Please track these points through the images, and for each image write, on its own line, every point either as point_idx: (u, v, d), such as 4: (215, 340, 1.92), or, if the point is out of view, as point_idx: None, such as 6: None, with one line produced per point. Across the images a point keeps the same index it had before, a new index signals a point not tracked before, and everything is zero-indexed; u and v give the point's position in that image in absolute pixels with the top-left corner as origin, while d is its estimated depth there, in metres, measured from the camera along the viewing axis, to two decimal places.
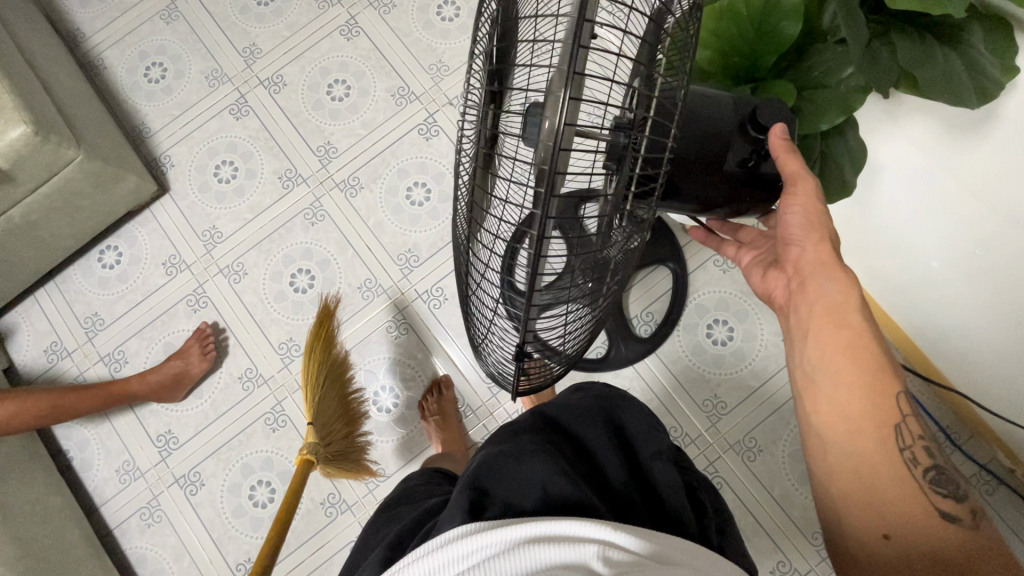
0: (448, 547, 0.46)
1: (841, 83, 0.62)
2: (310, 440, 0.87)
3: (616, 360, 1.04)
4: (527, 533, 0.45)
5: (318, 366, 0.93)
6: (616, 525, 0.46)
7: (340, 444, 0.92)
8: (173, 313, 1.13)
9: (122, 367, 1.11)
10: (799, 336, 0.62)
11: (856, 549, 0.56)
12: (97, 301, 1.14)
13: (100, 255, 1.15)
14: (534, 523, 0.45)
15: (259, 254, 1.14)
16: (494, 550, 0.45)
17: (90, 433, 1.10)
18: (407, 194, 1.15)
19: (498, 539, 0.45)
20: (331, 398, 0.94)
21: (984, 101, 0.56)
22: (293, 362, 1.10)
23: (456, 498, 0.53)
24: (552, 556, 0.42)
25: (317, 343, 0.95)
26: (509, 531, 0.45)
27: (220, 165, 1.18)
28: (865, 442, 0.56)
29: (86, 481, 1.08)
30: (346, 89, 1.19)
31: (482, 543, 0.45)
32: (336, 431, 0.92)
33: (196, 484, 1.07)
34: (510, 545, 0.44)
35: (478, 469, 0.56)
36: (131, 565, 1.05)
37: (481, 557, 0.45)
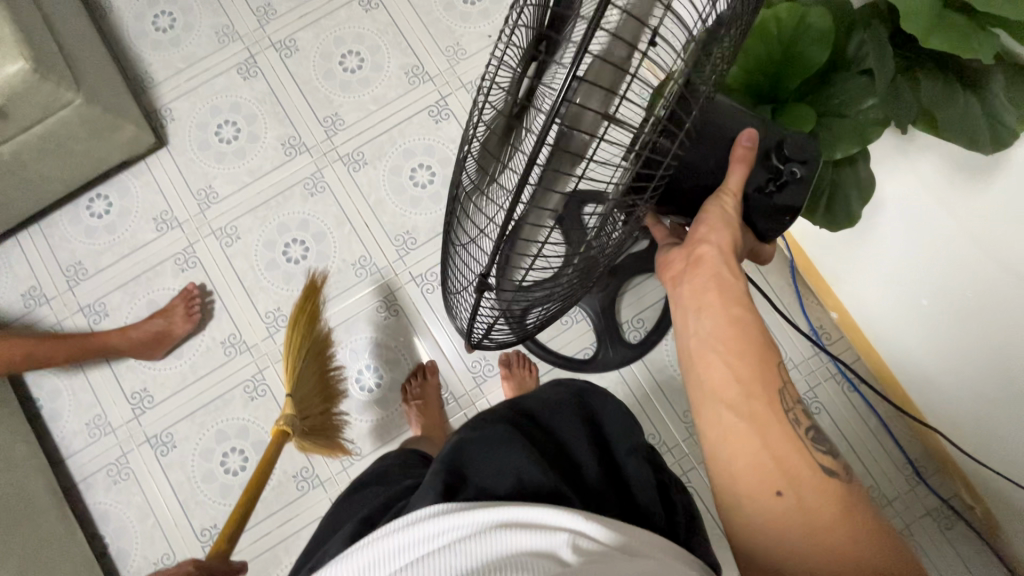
0: (422, 523, 0.46)
1: (858, 115, 0.63)
2: (287, 413, 0.86)
3: (603, 363, 1.04)
4: (499, 517, 0.45)
5: (300, 338, 0.92)
6: (587, 517, 0.46)
7: (316, 419, 0.92)
8: (159, 271, 1.10)
9: (101, 320, 1.09)
10: (692, 308, 0.54)
11: (756, 522, 0.48)
12: (81, 250, 1.11)
13: (89, 203, 1.12)
14: (507, 508, 0.45)
15: (254, 219, 1.12)
16: (467, 530, 0.44)
17: (63, 383, 1.07)
18: (410, 175, 1.14)
19: (466, 520, 0.45)
20: (311, 367, 0.94)
21: (997, 147, 0.57)
22: (279, 333, 1.09)
23: (430, 479, 0.53)
24: (522, 541, 0.43)
25: (300, 316, 0.93)
26: (478, 514, 0.45)
27: (222, 125, 1.15)
28: (756, 407, 0.49)
29: (54, 432, 1.06)
30: (359, 61, 1.17)
31: (455, 523, 0.45)
32: (313, 405, 0.92)
33: (167, 445, 1.06)
34: (483, 527, 0.44)
35: (456, 454, 0.56)
36: (92, 521, 1.03)
37: (453, 534, 0.45)
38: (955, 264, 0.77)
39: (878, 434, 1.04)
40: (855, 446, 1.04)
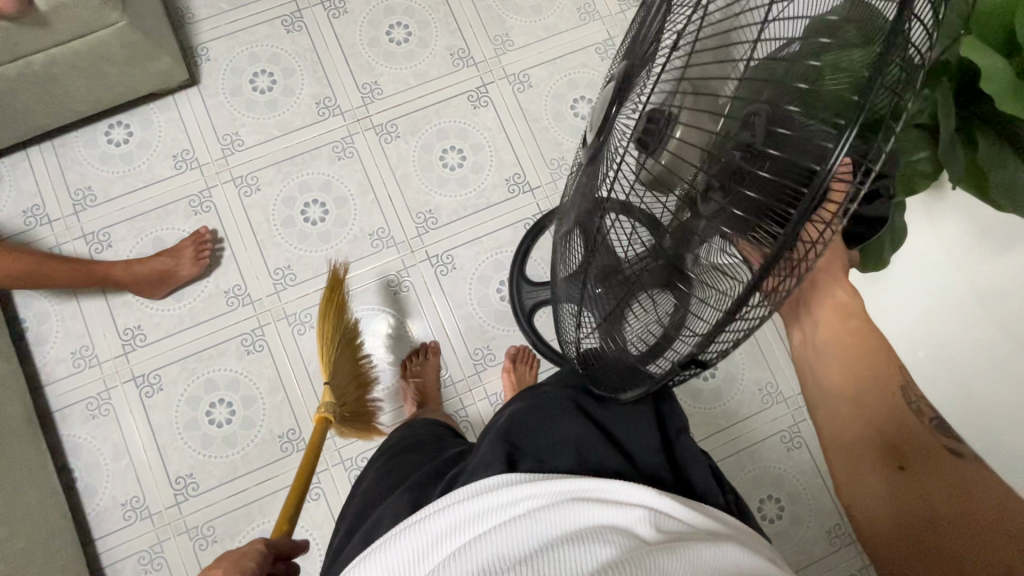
0: (497, 493, 0.50)
1: (910, 165, 0.65)
2: (326, 401, 0.88)
3: None
4: (576, 491, 0.50)
5: (333, 331, 0.91)
6: (661, 492, 0.51)
7: (352, 406, 0.92)
8: (172, 209, 1.08)
9: (104, 250, 1.06)
10: None
11: None
12: (93, 175, 1.08)
13: (108, 130, 1.09)
14: (582, 483, 0.50)
15: (277, 174, 1.11)
16: (541, 501, 0.49)
17: (53, 308, 1.04)
18: (441, 155, 1.14)
19: (546, 492, 0.50)
20: (348, 358, 0.94)
21: None
22: (286, 291, 1.07)
23: (487, 448, 0.58)
24: (601, 514, 0.47)
25: (329, 307, 0.92)
26: (556, 487, 0.50)
27: (258, 74, 1.13)
28: None
29: (36, 356, 1.02)
30: (406, 34, 1.17)
31: (528, 495, 0.50)
32: (348, 392, 0.92)
33: (154, 387, 1.03)
34: (558, 499, 0.49)
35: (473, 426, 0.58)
36: (63, 452, 1.00)
37: (528, 504, 0.49)
38: (960, 323, 0.81)
39: None
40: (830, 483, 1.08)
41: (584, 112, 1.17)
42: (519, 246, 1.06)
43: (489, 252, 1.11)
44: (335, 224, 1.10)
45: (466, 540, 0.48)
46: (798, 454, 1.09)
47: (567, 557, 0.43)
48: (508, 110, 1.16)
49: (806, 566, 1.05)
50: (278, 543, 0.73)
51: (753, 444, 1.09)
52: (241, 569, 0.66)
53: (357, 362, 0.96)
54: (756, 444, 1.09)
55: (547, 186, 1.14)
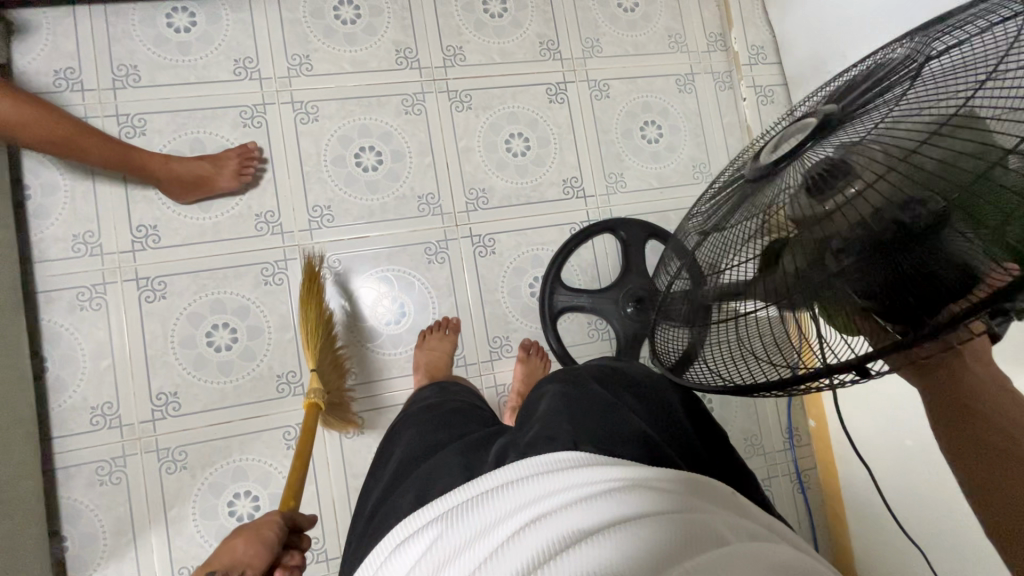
0: (541, 479, 0.46)
1: None
2: (315, 387, 0.87)
3: None
4: (647, 477, 0.46)
5: (316, 319, 0.93)
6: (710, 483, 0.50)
7: (335, 397, 0.92)
8: (220, 115, 1.02)
9: (136, 137, 0.98)
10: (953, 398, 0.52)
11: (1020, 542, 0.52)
12: (142, 55, 1.00)
13: (171, 12, 1.01)
14: (651, 471, 0.47)
15: (339, 110, 1.06)
16: (596, 483, 0.45)
17: (64, 182, 0.95)
18: (506, 139, 1.12)
19: (614, 474, 0.46)
20: (326, 352, 0.94)
21: None
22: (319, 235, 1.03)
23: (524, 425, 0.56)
24: (680, 503, 0.44)
25: (310, 302, 0.92)
26: (625, 470, 0.46)
27: (343, 2, 1.08)
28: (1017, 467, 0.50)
29: (32, 229, 0.94)
30: (502, 9, 1.15)
31: (579, 477, 0.45)
32: (333, 382, 0.92)
33: (156, 294, 0.96)
34: (615, 480, 0.45)
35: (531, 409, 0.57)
36: (40, 337, 0.92)
37: (581, 488, 0.45)
38: None
39: (804, 536, 1.16)
40: None
41: (651, 137, 1.19)
42: (562, 248, 1.08)
43: (530, 246, 1.11)
44: (386, 175, 1.07)
45: (510, 531, 0.42)
46: None
47: (643, 531, 0.39)
48: (582, 114, 1.16)
49: None
50: (294, 513, 0.76)
51: None
52: (262, 543, 0.70)
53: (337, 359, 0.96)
54: None
55: (601, 197, 1.15)
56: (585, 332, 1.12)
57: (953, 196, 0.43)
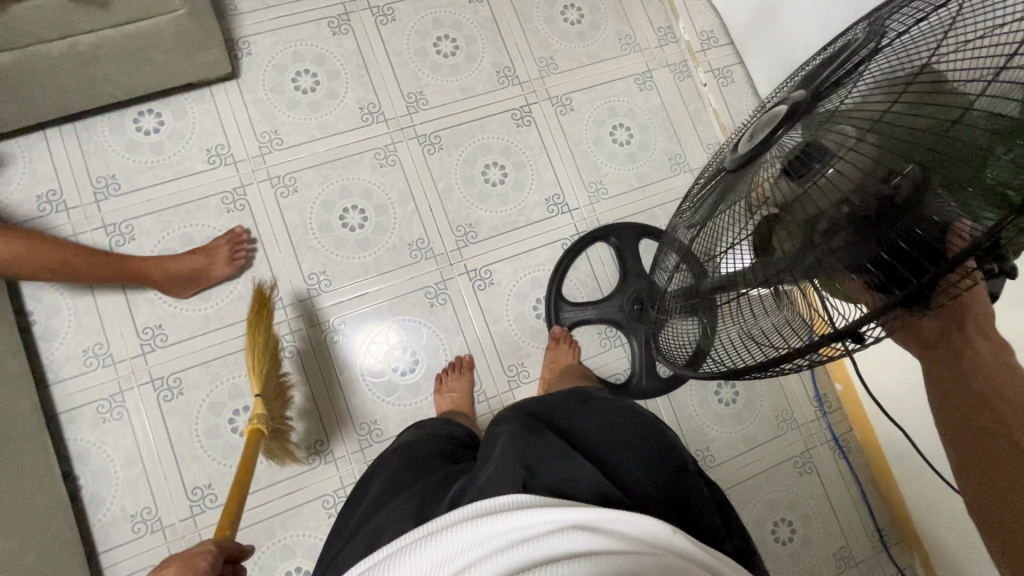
0: (485, 519, 0.48)
1: None
2: (259, 410, 0.82)
3: (637, 391, 1.09)
4: (590, 517, 0.47)
5: (263, 348, 0.87)
6: (675, 528, 0.48)
7: (280, 422, 0.87)
8: (202, 205, 1.04)
9: (126, 243, 1.00)
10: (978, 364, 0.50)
11: None
12: (117, 164, 1.02)
13: (137, 117, 1.04)
14: (597, 509, 0.48)
15: (316, 176, 1.08)
16: (532, 531, 0.46)
17: (65, 301, 0.97)
18: (483, 170, 1.14)
19: (560, 516, 0.47)
20: (273, 376, 0.89)
21: None
22: (287, 310, 1.03)
23: (506, 459, 0.57)
24: (618, 543, 0.45)
25: (258, 321, 0.88)
26: (571, 511, 0.47)
27: (300, 73, 1.11)
28: None
29: (43, 353, 0.95)
30: (454, 47, 1.17)
31: (518, 523, 0.47)
32: (278, 406, 0.87)
33: (174, 391, 0.98)
34: (552, 526, 0.46)
35: (526, 454, 0.57)
36: (69, 457, 0.93)
37: (518, 533, 0.47)
38: None
39: (856, 501, 1.16)
40: (836, 507, 1.15)
41: (622, 139, 1.20)
42: (558, 266, 1.11)
43: (527, 269, 1.12)
44: (374, 230, 1.08)
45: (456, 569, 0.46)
46: (809, 479, 1.15)
47: None
48: (551, 131, 1.18)
49: None
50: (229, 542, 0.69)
51: (769, 468, 1.14)
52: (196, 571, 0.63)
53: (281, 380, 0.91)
54: (771, 468, 1.14)
55: (586, 208, 1.16)
56: (598, 343, 1.12)
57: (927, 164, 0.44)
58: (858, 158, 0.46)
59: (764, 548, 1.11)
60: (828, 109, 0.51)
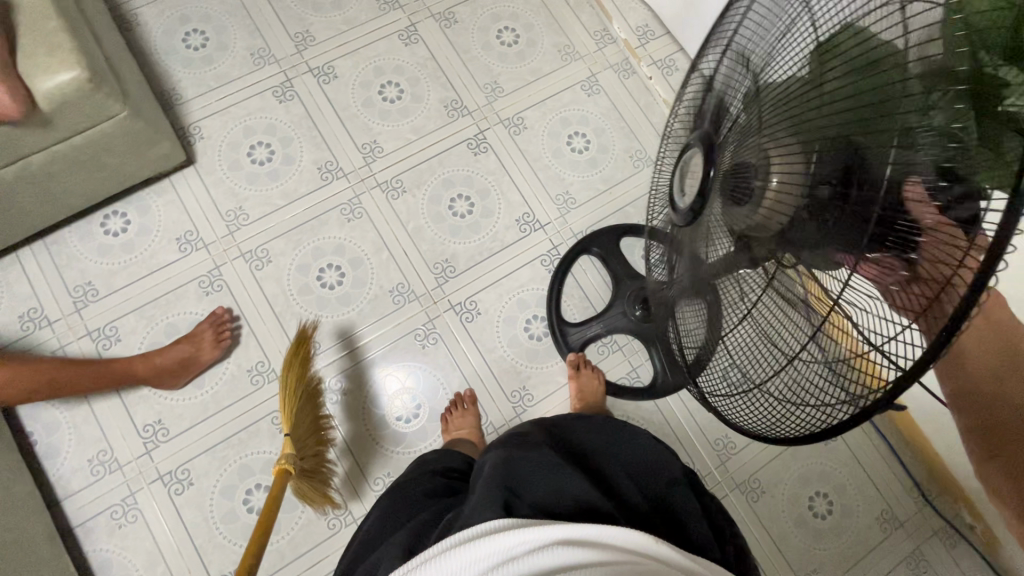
0: (481, 541, 0.53)
1: None
2: (288, 452, 0.84)
3: (661, 389, 1.08)
4: (566, 534, 0.52)
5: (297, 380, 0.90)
6: (652, 538, 0.54)
7: (310, 462, 0.88)
8: (181, 293, 1.04)
9: (113, 345, 1.01)
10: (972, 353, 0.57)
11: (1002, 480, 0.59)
12: (92, 270, 1.03)
13: (103, 220, 1.05)
14: (571, 526, 0.52)
15: (287, 243, 1.09)
16: (525, 548, 0.51)
17: (63, 415, 0.97)
18: (449, 204, 1.15)
19: (539, 535, 0.52)
20: (306, 416, 0.91)
21: None
22: (330, 361, 1.06)
23: (494, 497, 0.61)
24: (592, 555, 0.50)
25: (294, 362, 0.91)
26: (548, 530, 0.52)
27: (255, 146, 1.13)
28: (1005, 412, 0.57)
29: (49, 471, 0.95)
30: (398, 92, 1.19)
31: (511, 542, 0.52)
32: (308, 447, 0.89)
33: (184, 483, 0.97)
34: (541, 543, 0.51)
35: (508, 474, 0.65)
36: (91, 570, 0.92)
37: (510, 549, 0.52)
38: None
39: (887, 460, 1.13)
40: (869, 470, 1.12)
41: (580, 147, 1.21)
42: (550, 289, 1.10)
43: (511, 293, 1.12)
44: (354, 283, 1.09)
45: None
46: (835, 447, 1.13)
47: None
48: (508, 153, 1.19)
49: (864, 557, 1.08)
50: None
51: (795, 443, 1.12)
52: None
53: (316, 419, 0.93)
54: (796, 443, 1.12)
55: (557, 221, 1.16)
56: (597, 351, 1.12)
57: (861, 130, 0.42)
58: (790, 141, 0.45)
59: (805, 526, 1.08)
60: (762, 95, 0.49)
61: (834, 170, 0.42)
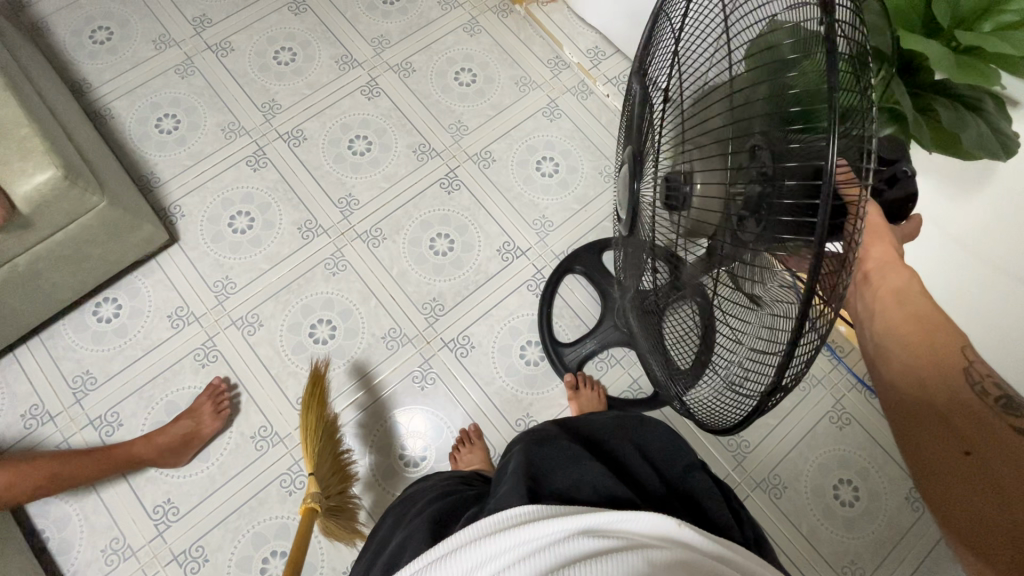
0: (504, 534, 0.52)
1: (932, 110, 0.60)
2: (312, 491, 0.83)
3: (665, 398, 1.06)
4: (581, 525, 0.51)
5: (316, 423, 0.91)
6: (679, 521, 0.53)
7: (337, 499, 0.88)
8: (178, 369, 1.05)
9: (115, 431, 1.01)
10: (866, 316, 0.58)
11: (929, 455, 0.51)
12: (88, 358, 1.05)
13: (96, 308, 1.08)
14: (586, 517, 0.51)
15: (276, 305, 1.11)
16: (547, 540, 0.50)
17: (72, 508, 0.97)
18: (430, 244, 1.17)
19: (554, 527, 0.51)
20: (328, 454, 0.91)
21: (1010, 152, 0.58)
22: (347, 394, 1.07)
23: (509, 500, 0.59)
24: (607, 545, 0.49)
25: (313, 401, 0.92)
26: (563, 521, 0.51)
27: (235, 216, 1.16)
28: (938, 382, 0.52)
29: (63, 566, 0.94)
30: (367, 144, 1.23)
31: (532, 535, 0.51)
32: (333, 484, 0.88)
33: (199, 560, 0.96)
34: (562, 536, 0.50)
35: (526, 464, 0.64)
36: None
37: (533, 542, 0.51)
38: (958, 268, 0.87)
39: None
40: (889, 450, 1.10)
41: (550, 170, 1.24)
42: (539, 312, 1.11)
43: (502, 321, 1.13)
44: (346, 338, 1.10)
45: None
46: (850, 430, 1.11)
47: None
48: (481, 187, 1.21)
49: (900, 541, 1.04)
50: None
51: (809, 432, 1.10)
52: None
53: (340, 458, 0.93)
54: (810, 432, 1.10)
55: (537, 245, 1.18)
56: (595, 368, 1.11)
57: (779, 128, 0.45)
58: (719, 149, 0.48)
59: (834, 518, 1.05)
60: (697, 102, 0.53)
61: (756, 170, 0.45)
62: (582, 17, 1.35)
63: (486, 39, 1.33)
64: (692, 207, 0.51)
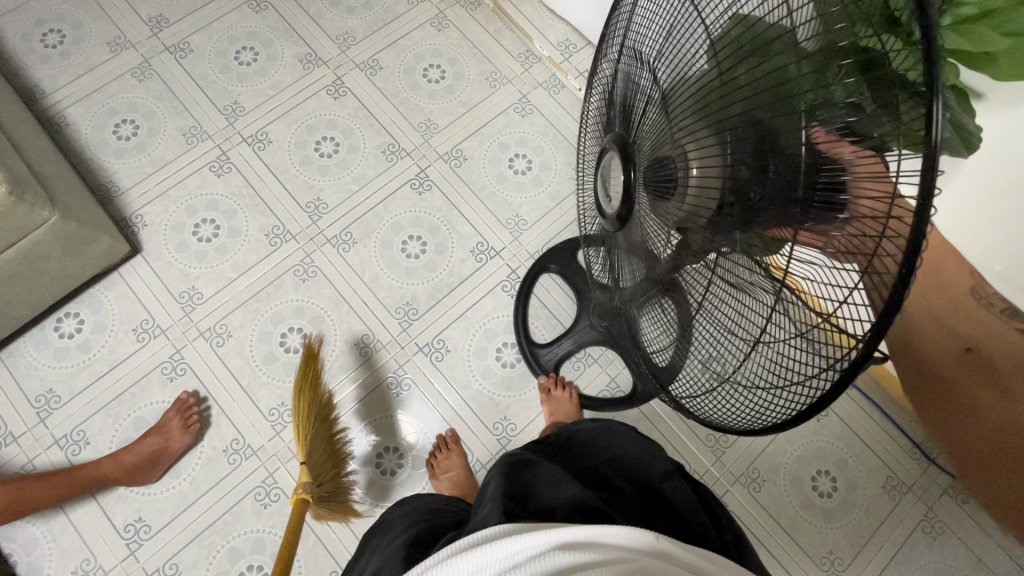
0: (473, 551, 0.51)
1: None
2: (304, 480, 0.81)
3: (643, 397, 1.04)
4: (560, 538, 0.49)
5: (309, 408, 0.88)
6: (657, 533, 0.52)
7: (329, 486, 0.86)
8: (146, 383, 1.03)
9: (82, 450, 0.99)
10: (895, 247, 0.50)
11: None
12: (51, 377, 1.02)
13: (56, 324, 1.04)
14: (566, 530, 0.50)
15: (244, 314, 1.08)
16: (524, 556, 0.49)
17: (40, 530, 0.95)
18: (402, 247, 1.15)
19: (534, 542, 0.49)
20: (320, 440, 0.88)
21: (970, 150, 0.59)
22: (344, 386, 1.06)
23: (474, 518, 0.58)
24: (586, 556, 0.48)
25: (304, 385, 0.89)
26: (542, 536, 0.50)
27: (199, 224, 1.13)
28: None
29: None
30: (334, 146, 1.20)
31: (508, 550, 0.50)
32: (325, 471, 0.86)
33: None
34: (539, 550, 0.49)
35: (507, 483, 0.63)
36: None
37: (510, 558, 0.49)
38: None
39: (885, 426, 1.11)
40: (868, 441, 1.10)
41: (522, 168, 1.21)
42: (515, 311, 1.09)
43: (478, 324, 1.11)
44: (343, 343, 1.08)
45: None
46: (828, 422, 1.11)
47: None
48: (452, 186, 1.19)
49: (877, 530, 1.05)
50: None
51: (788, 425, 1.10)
52: None
53: (331, 442, 0.91)
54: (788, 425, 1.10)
55: (511, 245, 1.16)
56: (572, 368, 1.11)
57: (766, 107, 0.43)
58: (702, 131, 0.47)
59: (813, 509, 1.06)
60: (677, 89, 0.51)
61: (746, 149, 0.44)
62: (553, 10, 1.32)
63: (455, 35, 1.29)
64: (674, 194, 0.49)
